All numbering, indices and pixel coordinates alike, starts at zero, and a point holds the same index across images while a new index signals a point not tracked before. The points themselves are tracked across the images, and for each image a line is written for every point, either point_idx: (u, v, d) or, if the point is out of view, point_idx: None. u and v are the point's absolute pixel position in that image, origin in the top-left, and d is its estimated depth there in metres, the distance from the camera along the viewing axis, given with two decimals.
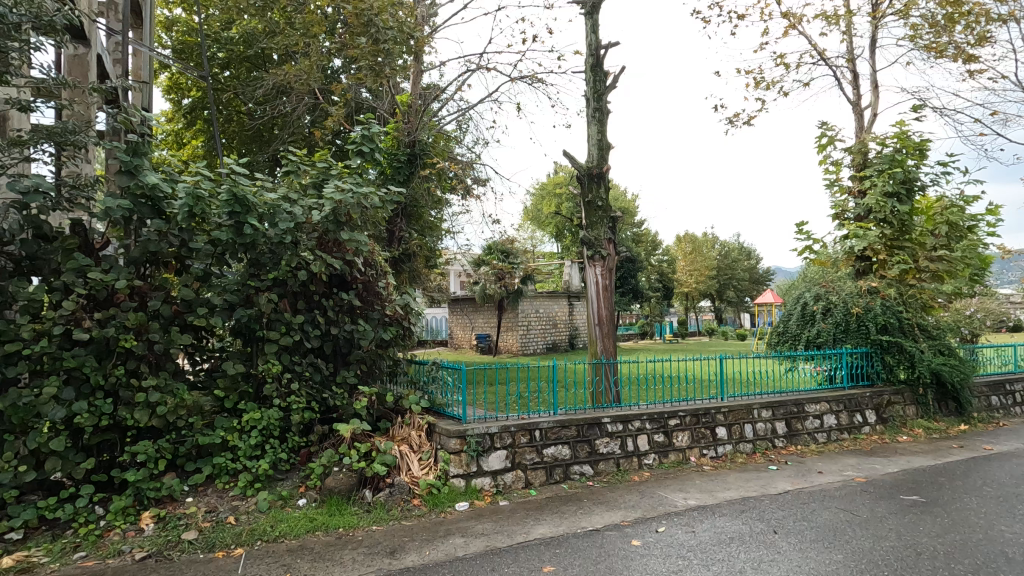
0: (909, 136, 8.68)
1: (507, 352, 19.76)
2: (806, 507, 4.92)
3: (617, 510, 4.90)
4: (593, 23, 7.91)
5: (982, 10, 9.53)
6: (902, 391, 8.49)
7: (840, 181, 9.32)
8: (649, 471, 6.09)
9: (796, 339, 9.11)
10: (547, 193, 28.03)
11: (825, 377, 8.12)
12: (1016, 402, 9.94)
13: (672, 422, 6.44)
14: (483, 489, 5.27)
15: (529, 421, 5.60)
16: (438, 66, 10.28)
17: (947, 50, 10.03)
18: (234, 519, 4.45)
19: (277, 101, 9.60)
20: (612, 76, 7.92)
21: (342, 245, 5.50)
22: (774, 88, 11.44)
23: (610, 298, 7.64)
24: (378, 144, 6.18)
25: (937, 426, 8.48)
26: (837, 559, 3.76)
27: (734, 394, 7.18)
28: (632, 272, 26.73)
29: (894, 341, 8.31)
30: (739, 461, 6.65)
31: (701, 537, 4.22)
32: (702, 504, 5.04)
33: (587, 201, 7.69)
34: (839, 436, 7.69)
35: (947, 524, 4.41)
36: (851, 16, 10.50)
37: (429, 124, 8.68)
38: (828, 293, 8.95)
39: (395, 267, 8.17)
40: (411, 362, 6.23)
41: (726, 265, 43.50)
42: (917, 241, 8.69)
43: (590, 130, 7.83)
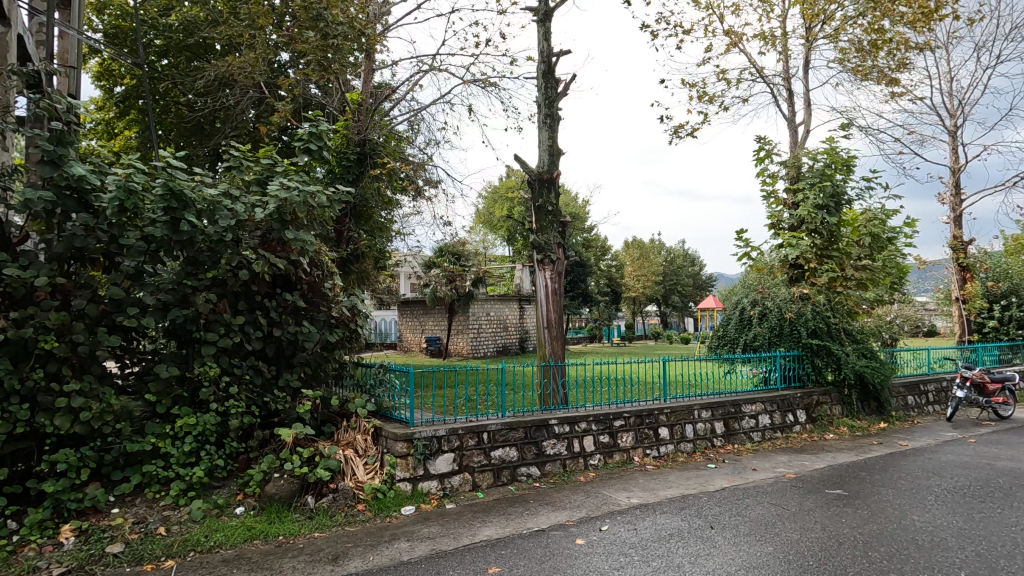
0: (838, 152, 9.26)
1: (457, 355, 19.71)
2: (741, 503, 5.15)
3: (563, 510, 4.97)
4: (545, 30, 8.04)
5: (902, 39, 10.31)
6: (829, 391, 9.03)
7: (775, 193, 9.83)
8: (594, 471, 6.22)
9: (734, 343, 9.61)
10: (500, 197, 28.18)
11: (761, 378, 8.50)
12: (929, 401, 10.75)
13: (617, 423, 6.60)
14: (430, 492, 5.23)
15: (477, 423, 5.61)
16: (390, 66, 10.16)
17: (871, 73, 10.77)
18: (165, 530, 4.24)
19: (219, 94, 9.21)
20: (563, 84, 8.07)
21: (287, 244, 5.32)
22: (716, 102, 11.95)
23: (559, 302, 7.77)
24: (326, 142, 6.06)
25: (860, 424, 9.05)
26: (767, 551, 3.96)
27: (676, 395, 7.44)
28: (581, 276, 27.28)
29: (823, 345, 8.84)
30: (680, 460, 6.88)
31: (643, 534, 4.34)
32: (645, 502, 5.20)
33: (537, 205, 7.76)
34: (772, 435, 8.08)
35: (866, 516, 4.73)
36: (786, 38, 11.13)
37: (381, 123, 8.58)
38: (764, 299, 9.52)
39: (344, 268, 8.00)
40: (358, 365, 6.14)
41: (671, 271, 45.01)
42: (844, 251, 9.18)
43: (542, 136, 7.94)
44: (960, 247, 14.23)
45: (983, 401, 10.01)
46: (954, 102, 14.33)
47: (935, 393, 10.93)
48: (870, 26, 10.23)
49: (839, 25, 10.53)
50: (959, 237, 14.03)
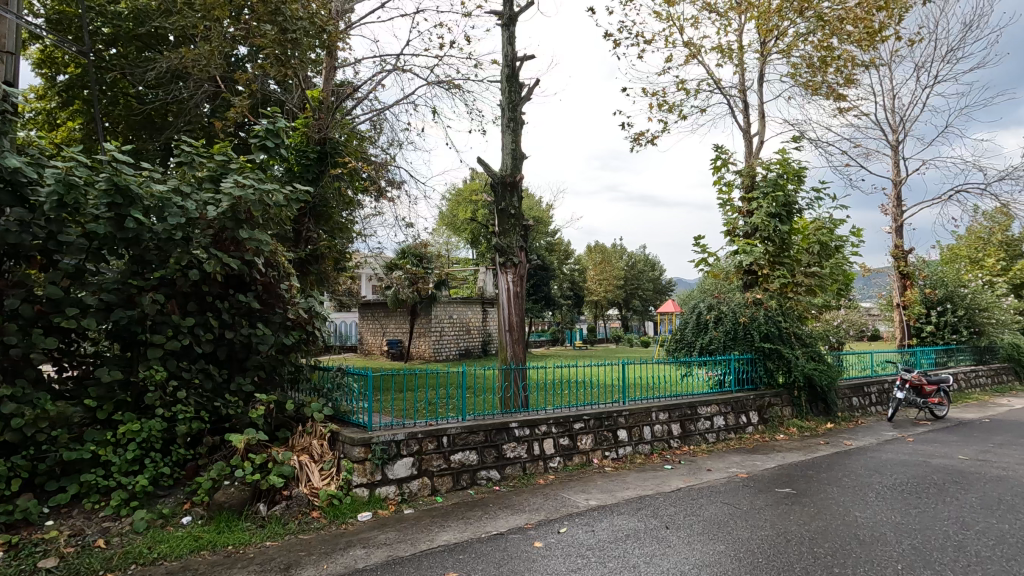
0: (790, 163, 9.62)
1: (420, 358, 19.51)
2: (695, 503, 5.28)
3: (522, 513, 4.98)
4: (509, 34, 8.07)
5: (849, 56, 10.83)
6: (780, 393, 9.37)
7: (731, 201, 10.14)
8: (554, 474, 6.26)
9: (691, 347, 9.88)
10: (464, 200, 28.09)
11: (717, 381, 8.73)
12: (872, 402, 11.28)
13: (577, 425, 6.66)
14: (388, 497, 5.15)
15: (437, 427, 5.56)
16: (352, 64, 10.01)
17: (821, 88, 11.25)
18: (104, 542, 4.04)
19: (171, 86, 8.88)
20: (527, 88, 8.12)
21: (240, 244, 5.15)
22: (676, 111, 12.25)
23: (521, 305, 7.81)
24: (284, 140, 5.91)
25: (808, 425, 9.43)
26: (720, 549, 4.06)
27: (634, 398, 7.56)
28: (544, 280, 27.47)
29: (775, 349, 9.18)
30: (638, 461, 7.00)
31: (600, 536, 4.39)
32: (602, 504, 5.26)
33: (500, 208, 7.78)
34: (726, 435, 8.32)
35: (812, 513, 4.92)
36: (742, 51, 11.51)
37: (342, 122, 8.41)
38: (719, 304, 9.84)
39: (302, 269, 7.79)
40: (315, 368, 5.99)
41: (632, 275, 45.86)
42: (795, 258, 9.52)
43: (505, 139, 7.97)
44: (901, 256, 15.01)
45: (920, 401, 10.58)
46: (896, 118, 15.14)
47: (877, 394, 11.47)
48: (820, 43, 10.70)
49: (791, 41, 10.96)
50: (900, 246, 14.80)
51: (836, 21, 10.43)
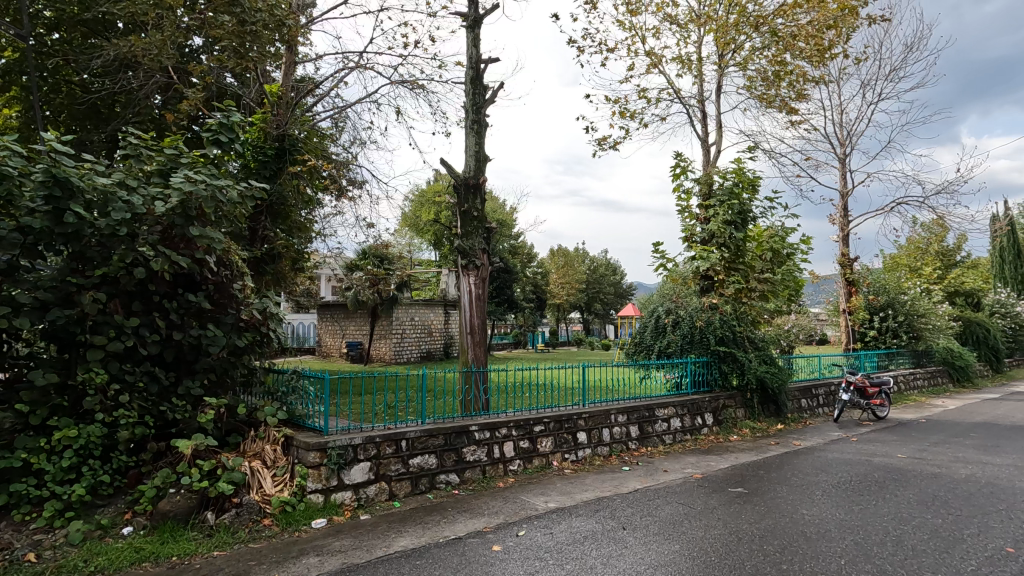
0: (745, 172, 9.94)
1: (380, 361, 19.23)
2: (652, 503, 5.37)
3: (481, 517, 4.95)
4: (474, 36, 8.06)
5: (801, 72, 11.28)
6: (734, 394, 9.66)
7: (690, 208, 10.40)
8: (513, 476, 6.25)
9: (650, 349, 10.09)
10: (427, 201, 27.85)
11: (674, 383, 8.93)
12: (819, 403, 11.75)
13: (538, 428, 6.68)
14: (344, 503, 5.04)
15: (395, 431, 5.47)
16: (313, 60, 9.79)
17: (775, 101, 11.68)
18: (35, 556, 3.80)
19: (119, 76, 8.47)
20: (491, 91, 8.13)
21: (191, 242, 4.94)
22: (637, 118, 12.49)
23: (482, 307, 7.80)
24: (239, 135, 5.72)
25: (760, 426, 9.75)
26: (675, 549, 4.14)
27: (594, 400, 7.64)
28: (507, 283, 27.53)
29: (729, 352, 9.47)
30: (597, 463, 7.07)
31: (558, 538, 4.41)
32: (561, 506, 5.29)
33: (463, 210, 7.75)
34: (683, 437, 8.52)
35: (762, 511, 5.08)
36: (701, 63, 11.85)
37: (302, 119, 8.20)
38: (677, 308, 10.07)
39: (258, 268, 7.54)
40: (269, 371, 5.81)
41: (593, 279, 46.51)
42: (749, 264, 9.84)
43: (469, 141, 7.94)
44: (847, 264, 15.72)
45: (864, 403, 11.08)
46: (844, 133, 15.88)
47: (824, 396, 11.96)
48: (774, 58, 11.11)
49: (747, 55, 11.34)
50: (846, 255, 15.51)
51: (789, 37, 10.86)
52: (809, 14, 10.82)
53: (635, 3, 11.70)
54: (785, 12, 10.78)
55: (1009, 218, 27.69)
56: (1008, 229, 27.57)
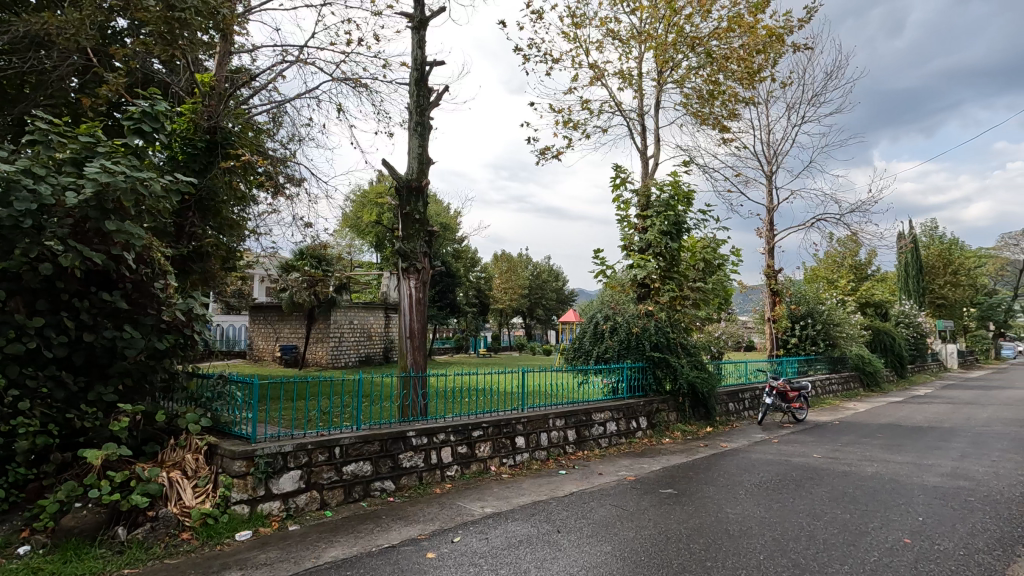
0: (680, 186, 10.35)
1: (316, 365, 18.60)
2: (586, 506, 5.48)
3: (416, 523, 4.88)
4: (419, 38, 7.99)
5: (733, 92, 11.91)
6: (667, 399, 10.02)
7: (629, 218, 10.72)
8: (451, 482, 6.20)
9: (588, 355, 10.29)
10: (368, 202, 27.25)
11: (611, 388, 9.19)
12: (745, 406, 12.37)
13: (476, 433, 6.66)
14: (271, 514, 4.82)
15: (329, 437, 5.31)
16: (250, 51, 9.40)
17: (709, 119, 12.26)
18: None
19: (29, 55, 7.79)
20: (435, 94, 8.08)
21: (107, 237, 4.61)
22: (579, 129, 12.79)
23: (422, 311, 7.70)
24: (164, 125, 5.40)
25: (691, 428, 10.15)
26: (606, 550, 4.24)
27: (532, 405, 7.72)
28: (449, 287, 27.37)
29: (663, 358, 9.83)
30: (534, 467, 7.13)
31: (493, 543, 4.42)
32: (498, 510, 5.30)
33: (404, 212, 7.63)
34: (618, 440, 8.74)
35: (690, 511, 5.29)
36: (642, 78, 12.28)
37: (236, 111, 7.84)
38: (615, 314, 10.32)
39: (184, 267, 7.12)
40: (193, 376, 5.51)
41: (536, 285, 47.07)
42: (682, 273, 10.26)
43: (412, 142, 7.85)
44: (772, 275, 16.66)
45: (785, 406, 11.76)
46: (771, 152, 16.87)
47: (750, 400, 12.59)
48: (708, 78, 11.67)
49: (684, 73, 11.85)
50: (771, 266, 16.46)
51: (723, 59, 11.44)
52: (740, 38, 11.44)
53: (579, 17, 11.98)
54: (719, 35, 11.35)
55: (912, 236, 30.27)
56: (912, 245, 30.12)
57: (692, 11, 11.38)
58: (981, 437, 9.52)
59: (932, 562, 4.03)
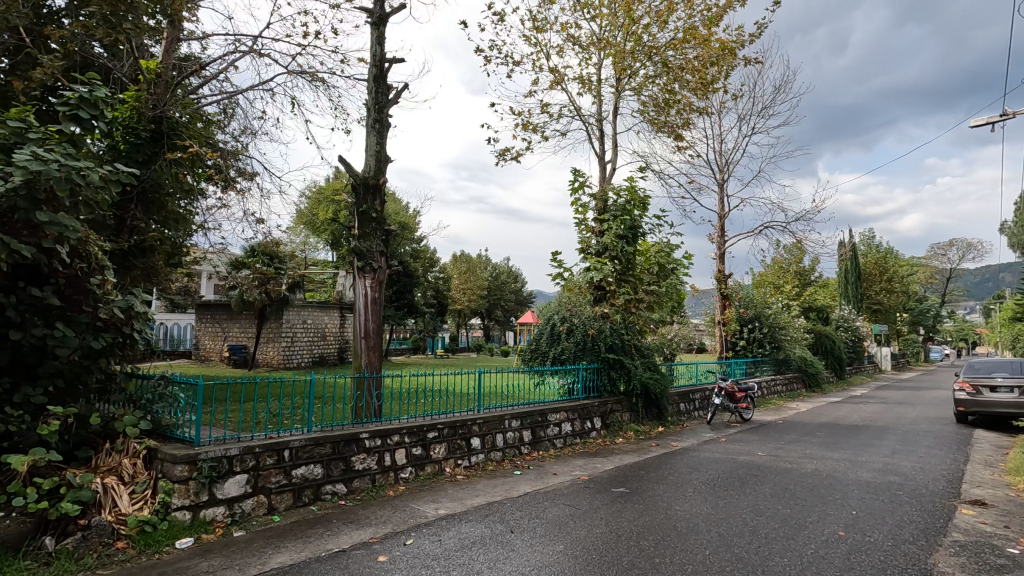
0: (636, 191, 10.58)
1: (267, 366, 18.05)
2: (540, 506, 5.52)
3: (368, 527, 4.80)
4: (378, 34, 7.88)
5: (688, 102, 12.27)
6: (621, 399, 10.21)
7: (586, 221, 10.87)
8: (404, 485, 6.13)
9: (545, 356, 10.36)
10: (324, 199, 26.60)
11: (566, 389, 9.31)
12: (696, 407, 12.75)
13: (431, 434, 6.61)
14: (215, 520, 4.64)
15: (278, 440, 5.16)
16: (199, 39, 9.02)
17: (665, 127, 12.58)
18: None
19: None
20: (394, 91, 7.98)
21: (38, 229, 4.34)
22: (539, 132, 12.89)
23: (378, 312, 7.59)
24: (104, 112, 5.12)
25: (643, 428, 10.38)
26: (558, 549, 4.29)
27: (488, 406, 7.72)
28: (407, 287, 27.05)
29: (618, 359, 10.03)
30: (489, 468, 7.13)
31: (446, 544, 4.39)
32: (452, 512, 5.28)
33: (361, 210, 7.50)
34: (573, 440, 8.85)
35: (640, 509, 5.42)
36: (601, 84, 12.49)
37: (184, 101, 7.53)
38: (571, 316, 10.41)
39: (124, 263, 6.73)
40: (133, 377, 5.25)
41: (495, 286, 47.12)
42: (637, 277, 10.50)
43: (370, 140, 7.73)
44: (723, 279, 17.23)
45: (733, 406, 12.17)
46: (722, 160, 17.46)
47: (700, 400, 12.98)
48: (665, 86, 11.98)
49: (641, 81, 12.12)
50: (722, 271, 17.03)
51: (678, 69, 11.77)
52: (695, 50, 11.80)
53: (541, 21, 12.07)
54: (675, 46, 11.67)
55: (852, 244, 31.92)
56: (851, 253, 31.76)
57: (649, 21, 11.66)
58: (910, 435, 10.13)
59: (863, 553, 4.26)
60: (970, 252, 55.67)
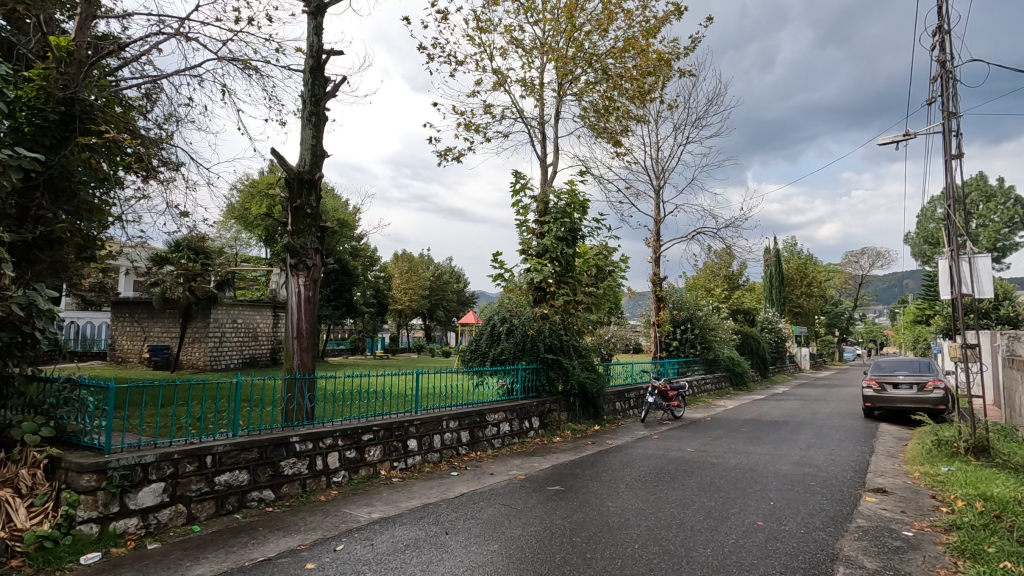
0: (576, 195, 10.79)
1: (191, 367, 17.07)
2: (476, 506, 5.52)
3: (296, 534, 4.64)
4: (316, 24, 7.63)
5: (626, 109, 12.63)
6: (559, 399, 10.39)
7: (527, 223, 10.97)
8: (337, 489, 5.96)
9: (484, 356, 10.24)
10: (257, 193, 25.46)
11: (505, 389, 9.35)
12: (630, 405, 13.14)
13: (365, 437, 6.46)
14: (127, 532, 4.34)
15: (200, 445, 4.89)
16: (119, 17, 8.43)
17: (604, 133, 12.91)
18: None
19: None
20: (332, 84, 7.75)
21: None
22: (482, 133, 12.90)
23: (312, 311, 7.35)
24: (3, 91, 4.68)
25: (580, 427, 10.60)
26: (492, 549, 4.31)
27: (426, 407, 7.64)
28: (346, 285, 26.36)
29: (556, 359, 10.19)
30: (426, 469, 7.06)
31: (379, 548, 4.31)
32: (385, 515, 5.18)
33: (295, 206, 7.24)
34: (511, 440, 8.90)
35: (574, 506, 5.52)
36: (543, 88, 12.65)
37: (100, 83, 7.00)
38: (511, 317, 10.45)
39: (27, 256, 6.06)
40: (33, 380, 4.83)
41: (437, 287, 46.71)
42: (576, 278, 10.70)
43: (305, 133, 7.48)
44: (658, 282, 17.85)
45: (665, 405, 12.61)
46: (659, 168, 18.09)
47: (635, 399, 13.39)
48: (604, 93, 12.29)
49: (583, 87, 12.38)
50: (657, 274, 17.64)
51: (617, 77, 12.12)
52: (634, 59, 12.18)
53: (484, 21, 12.10)
54: (615, 54, 12.00)
55: (777, 251, 33.93)
56: (775, 259, 33.77)
57: (591, 28, 11.92)
58: (824, 429, 10.85)
59: (778, 541, 4.54)
60: (879, 261, 60.42)
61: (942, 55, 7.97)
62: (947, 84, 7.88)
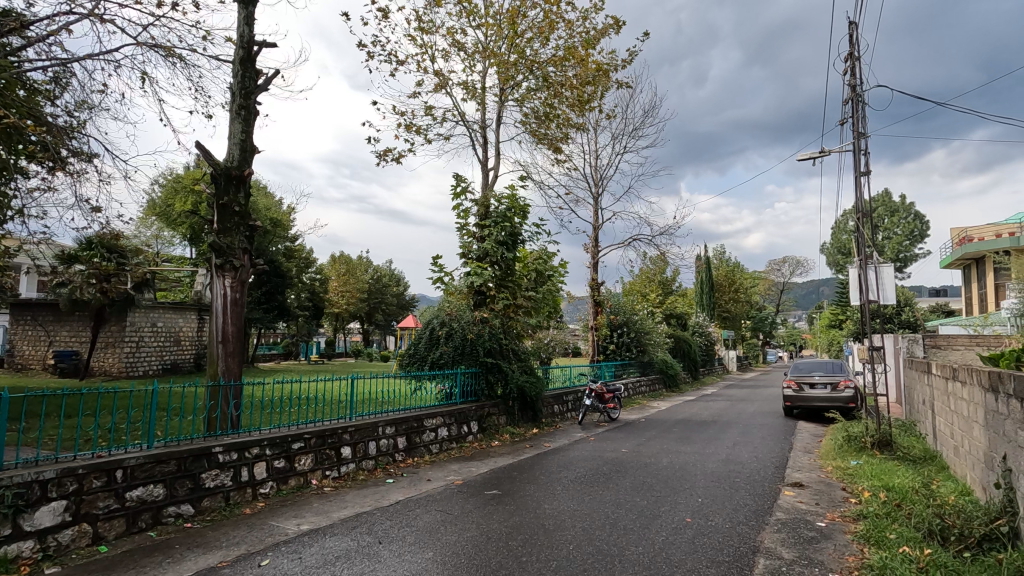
0: (516, 199, 10.86)
1: (104, 374, 15.82)
2: (411, 513, 5.41)
3: (217, 550, 4.37)
4: (247, 14, 7.29)
5: (567, 116, 12.85)
6: (497, 403, 10.40)
7: (468, 226, 10.92)
8: (263, 501, 5.68)
9: (423, 360, 10.12)
10: (182, 188, 23.99)
11: (445, 394, 9.25)
12: (568, 408, 13.34)
13: (296, 445, 6.20)
14: (20, 557, 3.93)
15: (110, 459, 4.52)
16: None
17: (545, 139, 13.08)
18: None
19: None
20: (264, 77, 7.42)
21: None
22: (422, 135, 12.73)
23: (239, 314, 6.99)
24: None
25: (519, 430, 10.65)
26: (427, 557, 4.23)
27: (361, 413, 7.43)
28: (279, 288, 25.30)
29: (496, 363, 10.20)
30: (360, 477, 6.86)
31: (307, 562, 4.13)
32: (315, 527, 4.98)
33: (221, 203, 6.85)
34: (449, 445, 8.81)
35: (511, 510, 5.52)
36: (486, 92, 12.65)
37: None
38: (451, 320, 10.28)
39: None
40: None
41: (376, 289, 45.71)
42: (516, 282, 10.76)
43: (233, 128, 7.11)
44: (596, 287, 18.27)
45: (602, 407, 12.88)
46: (597, 175, 18.54)
47: (573, 402, 13.60)
48: (545, 100, 12.46)
49: (524, 93, 12.49)
50: (595, 279, 18.04)
51: (558, 85, 12.33)
52: (574, 68, 12.42)
53: (427, 22, 11.97)
54: (556, 62, 12.20)
55: (707, 258, 35.57)
56: (706, 266, 35.40)
57: (532, 35, 12.06)
58: (748, 428, 11.45)
59: (705, 536, 4.73)
60: (798, 269, 64.60)
61: (853, 80, 8.62)
62: (857, 106, 8.54)
